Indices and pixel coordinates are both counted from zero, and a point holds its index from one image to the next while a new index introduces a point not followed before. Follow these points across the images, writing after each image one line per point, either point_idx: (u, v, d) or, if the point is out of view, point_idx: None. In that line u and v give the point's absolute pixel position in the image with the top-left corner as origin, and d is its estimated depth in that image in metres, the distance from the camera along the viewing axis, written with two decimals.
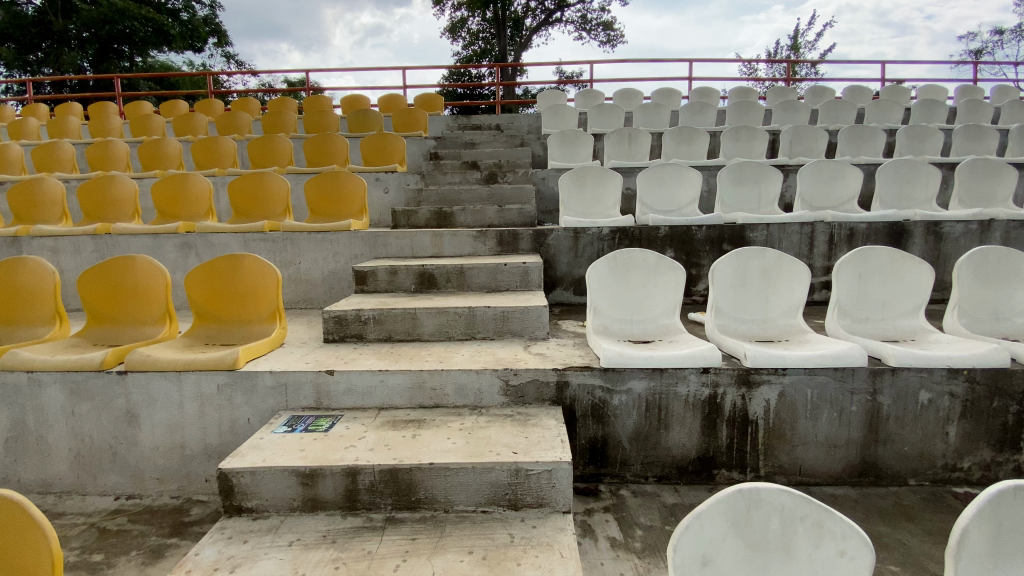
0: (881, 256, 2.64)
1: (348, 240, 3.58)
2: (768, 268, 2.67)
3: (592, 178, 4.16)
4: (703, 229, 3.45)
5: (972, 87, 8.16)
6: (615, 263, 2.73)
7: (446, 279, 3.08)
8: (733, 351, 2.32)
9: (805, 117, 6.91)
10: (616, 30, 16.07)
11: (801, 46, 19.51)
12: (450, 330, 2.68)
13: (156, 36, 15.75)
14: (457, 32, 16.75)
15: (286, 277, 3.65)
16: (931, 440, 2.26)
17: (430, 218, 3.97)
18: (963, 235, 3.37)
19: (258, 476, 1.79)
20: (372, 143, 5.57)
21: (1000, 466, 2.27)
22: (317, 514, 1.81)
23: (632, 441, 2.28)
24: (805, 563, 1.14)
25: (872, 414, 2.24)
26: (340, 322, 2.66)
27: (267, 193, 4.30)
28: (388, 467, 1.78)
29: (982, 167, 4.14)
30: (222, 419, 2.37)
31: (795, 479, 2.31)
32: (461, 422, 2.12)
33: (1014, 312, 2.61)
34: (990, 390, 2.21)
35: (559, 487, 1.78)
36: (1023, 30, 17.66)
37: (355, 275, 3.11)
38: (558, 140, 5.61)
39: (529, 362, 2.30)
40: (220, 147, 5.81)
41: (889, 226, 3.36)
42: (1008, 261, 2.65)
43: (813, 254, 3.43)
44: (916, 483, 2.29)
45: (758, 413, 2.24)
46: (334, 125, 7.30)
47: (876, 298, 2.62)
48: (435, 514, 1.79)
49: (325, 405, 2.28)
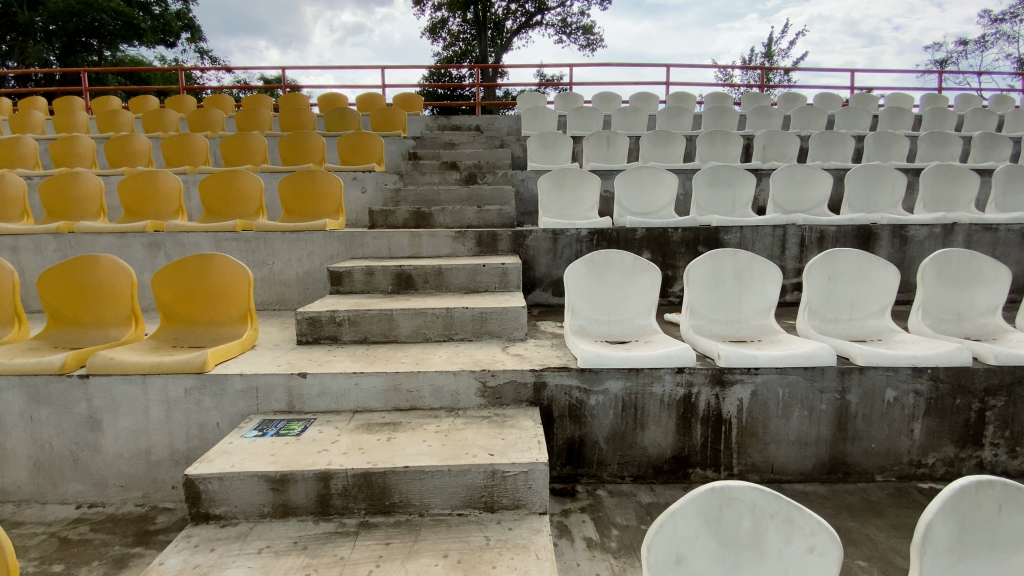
0: (849, 258, 2.71)
1: (323, 241, 3.51)
2: (741, 269, 2.72)
3: (571, 179, 4.18)
4: (679, 231, 3.49)
5: (936, 96, 8.48)
6: (592, 264, 2.75)
7: (425, 280, 3.05)
8: (707, 352, 2.35)
9: (778, 122, 7.08)
10: (596, 34, 16.23)
11: (775, 54, 20.02)
12: (427, 331, 2.65)
13: (126, 30, 15.29)
14: (437, 32, 16.69)
15: (259, 278, 3.57)
16: (897, 437, 2.32)
17: (408, 218, 3.93)
18: (927, 238, 3.48)
19: (227, 482, 1.73)
20: (350, 143, 5.50)
21: (962, 461, 2.35)
22: (288, 520, 1.76)
23: (608, 441, 2.29)
24: (776, 560, 1.15)
25: (841, 412, 2.29)
26: (314, 323, 2.60)
27: (240, 192, 4.20)
28: (362, 471, 1.74)
29: (945, 173, 4.29)
30: (190, 424, 2.30)
31: (767, 477, 2.35)
32: (437, 424, 2.09)
33: (975, 313, 2.71)
34: (952, 388, 2.28)
35: (536, 488, 1.77)
36: (985, 42, 18.46)
37: (330, 276, 3.05)
38: (537, 141, 5.62)
39: (506, 363, 2.29)
40: (192, 144, 5.66)
41: (857, 229, 3.46)
42: (970, 264, 2.74)
43: (785, 256, 3.50)
44: (883, 479, 2.35)
45: (732, 412, 2.28)
46: (311, 123, 7.17)
47: (845, 299, 2.69)
48: (410, 518, 1.76)
49: (298, 409, 2.22)
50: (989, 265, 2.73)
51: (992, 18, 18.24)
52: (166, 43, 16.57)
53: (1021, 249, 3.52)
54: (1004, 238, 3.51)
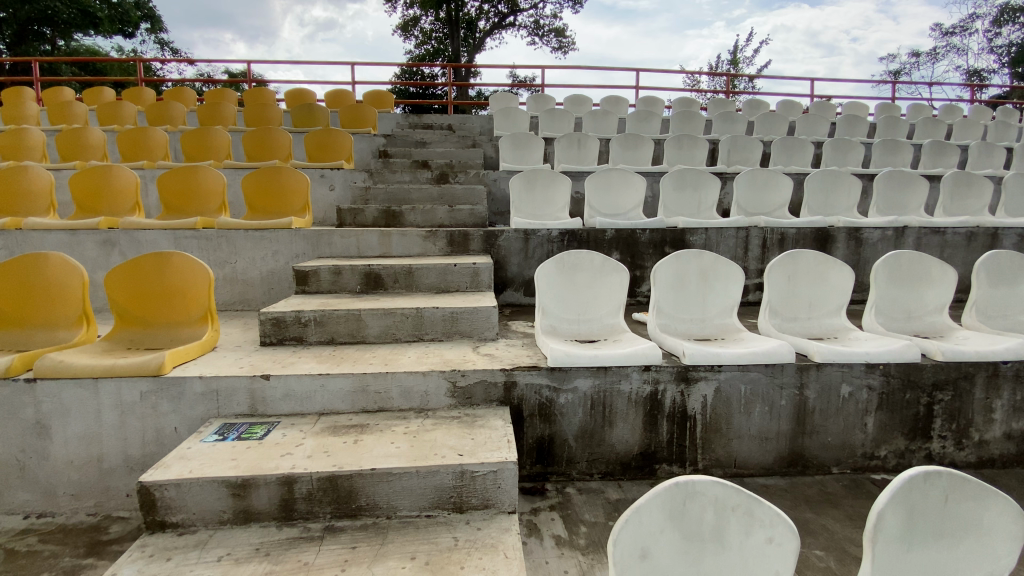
0: (808, 259, 2.81)
1: (289, 239, 3.42)
2: (705, 269, 2.78)
3: (542, 180, 4.20)
4: (647, 232, 3.56)
5: (889, 105, 8.90)
6: (563, 264, 2.77)
7: (394, 280, 3.01)
8: (673, 350, 2.40)
9: (743, 127, 7.29)
10: (568, 37, 16.39)
11: (740, 61, 20.63)
12: (396, 332, 2.61)
13: (81, 18, 14.56)
14: (409, 30, 16.52)
15: (221, 277, 3.46)
16: (852, 430, 2.42)
17: (377, 217, 3.87)
18: (880, 240, 3.64)
19: (184, 489, 1.67)
20: (317, 139, 5.38)
21: (912, 453, 2.47)
22: (250, 526, 1.71)
23: (577, 439, 2.31)
24: (737, 552, 1.18)
25: (800, 407, 2.38)
26: (278, 324, 2.54)
27: (201, 189, 4.05)
28: (327, 475, 1.70)
29: (897, 178, 4.50)
30: (145, 428, 2.20)
31: (730, 471, 2.41)
32: (406, 426, 2.06)
33: (923, 312, 2.85)
34: (903, 383, 2.40)
35: (505, 488, 1.76)
36: (936, 54, 19.47)
37: (296, 275, 2.98)
38: (509, 142, 5.62)
39: (477, 363, 2.28)
40: (150, 138, 5.43)
41: (816, 232, 3.59)
42: (919, 265, 2.89)
43: (747, 257, 3.61)
44: (839, 471, 2.45)
45: (696, 408, 2.33)
46: (277, 119, 6.99)
47: (803, 299, 2.79)
48: (377, 520, 1.73)
49: (261, 411, 2.16)
50: (937, 266, 2.88)
51: (942, 32, 19.28)
52: (124, 33, 15.82)
53: (966, 251, 3.72)
54: (951, 240, 3.70)
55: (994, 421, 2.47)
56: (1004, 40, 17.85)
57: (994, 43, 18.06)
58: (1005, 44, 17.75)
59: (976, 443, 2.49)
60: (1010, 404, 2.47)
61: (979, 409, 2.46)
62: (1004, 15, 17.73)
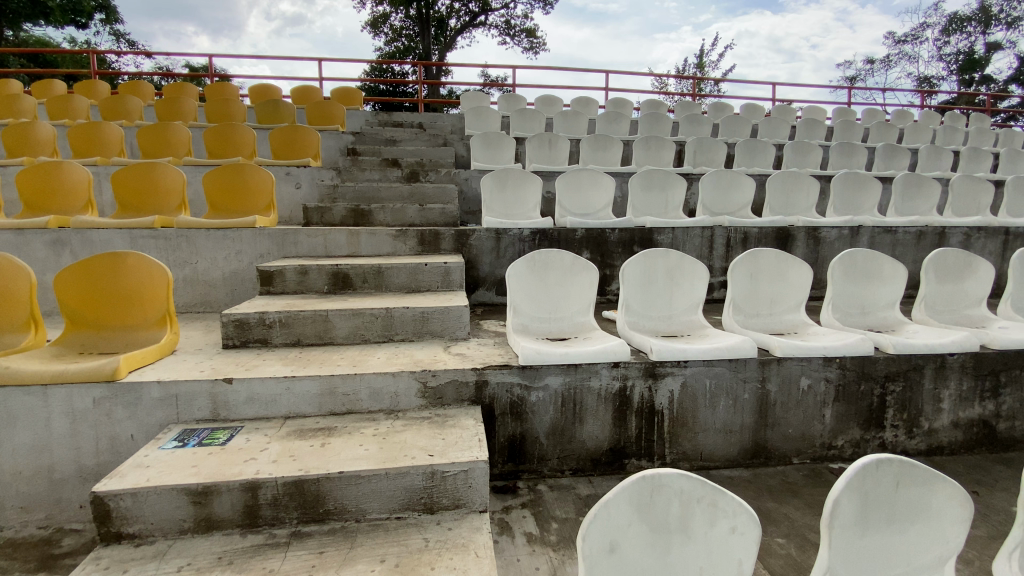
0: (769, 258, 2.91)
1: (253, 238, 3.33)
2: (672, 268, 2.84)
3: (513, 180, 4.20)
4: (616, 232, 3.61)
5: (845, 110, 9.29)
6: (533, 263, 2.78)
7: (363, 280, 2.96)
8: (641, 346, 2.45)
9: (708, 129, 7.47)
10: (539, 38, 16.47)
11: (706, 65, 21.15)
12: (365, 332, 2.57)
13: (30, 7, 13.75)
14: (379, 27, 16.25)
15: (181, 278, 3.34)
16: (811, 422, 2.51)
17: (345, 216, 3.80)
18: (837, 239, 3.79)
19: (141, 498, 1.60)
20: (282, 136, 5.25)
21: (867, 442, 2.58)
22: (212, 535, 1.66)
23: (548, 436, 2.33)
24: (702, 542, 1.22)
25: (762, 400, 2.45)
26: (241, 326, 2.46)
27: (159, 186, 3.89)
28: (293, 480, 1.66)
29: (852, 180, 4.70)
30: (100, 437, 2.11)
31: (696, 463, 2.47)
32: (375, 428, 2.03)
33: (878, 307, 2.98)
34: (858, 375, 2.50)
35: (475, 487, 1.76)
36: (889, 61, 20.41)
37: (260, 275, 2.89)
38: (480, 141, 5.60)
39: (448, 362, 2.27)
40: (104, 133, 5.19)
41: (777, 231, 3.70)
42: (872, 262, 3.02)
43: (712, 255, 3.70)
44: (800, 462, 2.54)
45: (663, 403, 2.38)
46: (240, 115, 6.78)
47: (765, 296, 2.88)
48: (346, 524, 1.70)
49: (223, 416, 2.09)
50: (888, 264, 3.02)
51: (895, 40, 20.25)
52: (76, 24, 15.01)
53: (916, 249, 3.91)
54: (902, 239, 3.88)
55: (942, 410, 2.61)
56: (952, 49, 18.85)
57: (943, 51, 19.03)
58: (953, 52, 18.73)
59: (926, 431, 2.62)
60: (957, 394, 2.61)
61: (928, 399, 2.59)
62: (952, 24, 18.74)
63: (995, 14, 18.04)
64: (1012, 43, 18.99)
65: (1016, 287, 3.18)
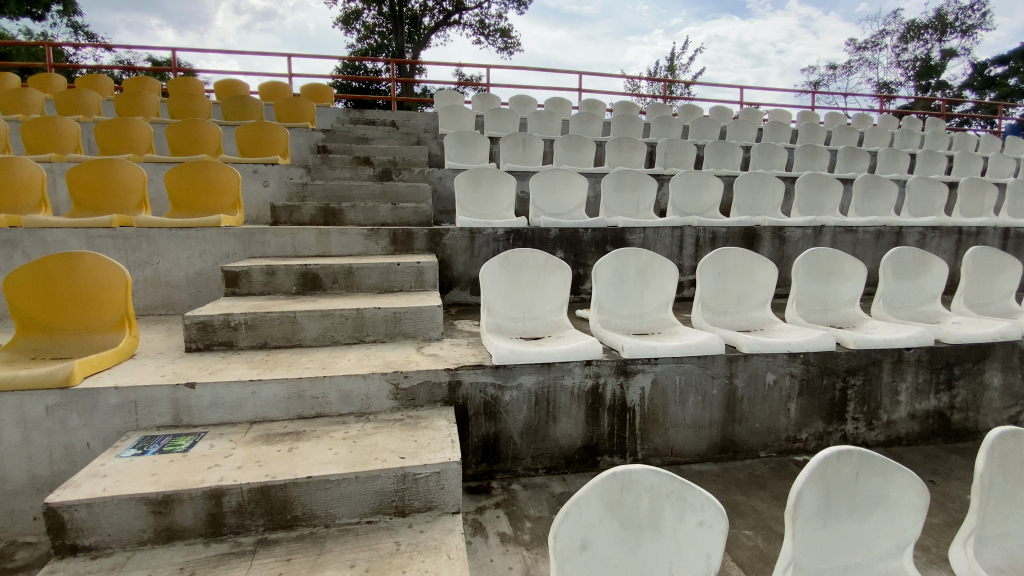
0: (736, 257, 2.98)
1: (218, 238, 3.23)
2: (643, 267, 2.88)
3: (487, 179, 4.19)
4: (589, 231, 3.64)
5: (809, 113, 9.60)
6: (507, 263, 2.77)
7: (333, 280, 2.91)
8: (613, 345, 2.48)
9: (679, 131, 7.61)
10: (514, 38, 16.49)
11: (677, 68, 21.55)
12: (336, 334, 2.52)
13: None
14: (351, 24, 15.99)
15: (142, 279, 3.21)
16: (777, 416, 2.58)
17: (315, 215, 3.72)
18: (801, 238, 3.91)
19: (97, 509, 1.53)
20: (249, 133, 5.11)
21: (829, 435, 2.67)
22: (173, 545, 1.60)
23: (522, 435, 2.33)
24: (671, 536, 1.23)
25: (730, 396, 2.51)
26: (205, 328, 2.38)
27: (118, 183, 3.74)
28: (259, 485, 1.61)
29: (815, 181, 4.86)
30: (53, 446, 2.01)
31: (667, 459, 2.51)
32: (345, 431, 1.99)
33: (839, 304, 3.08)
34: (821, 370, 2.59)
35: (448, 488, 1.74)
36: (850, 67, 21.20)
37: (225, 276, 2.81)
38: (454, 140, 5.57)
39: (420, 363, 2.24)
40: (59, 128, 4.95)
41: (744, 231, 3.79)
42: (833, 261, 3.12)
43: (682, 255, 3.77)
44: (766, 455, 2.61)
45: (635, 400, 2.41)
46: (205, 110, 6.57)
47: (733, 294, 2.94)
48: (315, 530, 1.67)
49: (185, 422, 2.02)
50: (848, 262, 3.13)
51: (856, 46, 21.06)
52: (32, 15, 14.32)
53: (875, 248, 4.07)
54: (862, 238, 4.03)
55: (900, 403, 2.72)
56: (910, 56, 19.70)
57: (901, 57, 19.85)
58: (911, 59, 19.57)
59: (885, 423, 2.73)
60: (913, 387, 2.72)
61: (887, 392, 2.69)
62: (910, 32, 19.59)
63: (950, 21, 18.95)
64: (965, 50, 19.94)
65: (968, 283, 3.34)
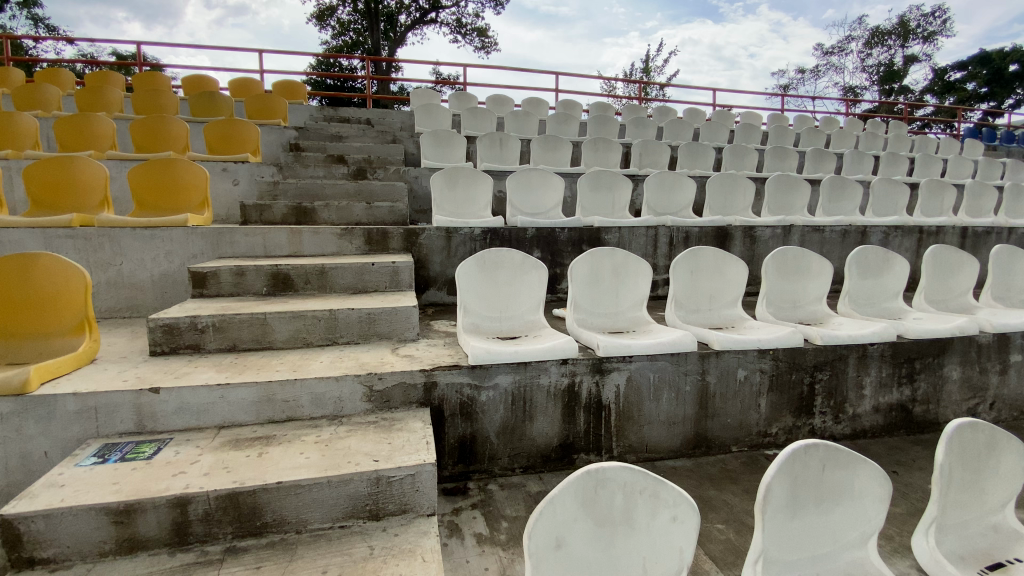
0: (708, 256, 3.03)
1: (185, 238, 3.13)
2: (618, 266, 2.91)
3: (463, 178, 4.17)
4: (566, 231, 3.66)
5: (779, 115, 9.84)
6: (483, 262, 2.76)
7: (305, 281, 2.85)
8: (589, 343, 2.49)
9: (654, 132, 7.73)
10: (491, 38, 16.47)
11: (652, 71, 21.86)
12: (308, 336, 2.47)
13: None
14: (325, 20, 15.74)
15: (104, 280, 3.09)
16: (748, 411, 2.64)
17: (287, 214, 3.65)
18: (771, 238, 4.00)
19: (54, 520, 1.46)
20: (218, 130, 4.98)
21: (798, 429, 2.75)
22: (136, 556, 1.55)
23: (498, 435, 2.32)
24: (645, 532, 1.25)
25: (703, 392, 2.55)
26: (171, 331, 2.31)
27: (78, 181, 3.59)
28: (226, 492, 1.56)
29: (784, 182, 4.99)
30: (8, 455, 1.92)
31: (642, 456, 2.54)
32: (317, 435, 1.96)
33: (807, 301, 3.17)
34: (790, 366, 2.65)
35: (423, 490, 1.73)
36: (817, 72, 21.83)
37: (192, 276, 2.72)
38: (430, 140, 5.52)
39: (395, 364, 2.22)
40: (16, 124, 4.73)
41: (716, 230, 3.86)
42: (801, 260, 3.20)
43: (656, 254, 3.82)
44: (738, 450, 2.66)
45: (610, 398, 2.43)
46: (173, 107, 6.37)
47: (705, 292, 3.00)
48: (286, 536, 1.64)
49: (149, 428, 1.95)
50: (816, 260, 3.22)
51: (823, 51, 21.71)
52: None
53: (841, 247, 4.20)
54: (829, 238, 4.15)
55: (865, 396, 2.81)
56: (874, 61, 20.39)
57: (865, 63, 20.52)
58: (875, 64, 20.25)
59: (850, 417, 2.82)
60: (877, 381, 2.81)
61: (853, 386, 2.78)
62: (874, 38, 20.25)
63: (913, 28, 19.66)
64: (925, 56, 20.73)
65: (928, 281, 3.47)
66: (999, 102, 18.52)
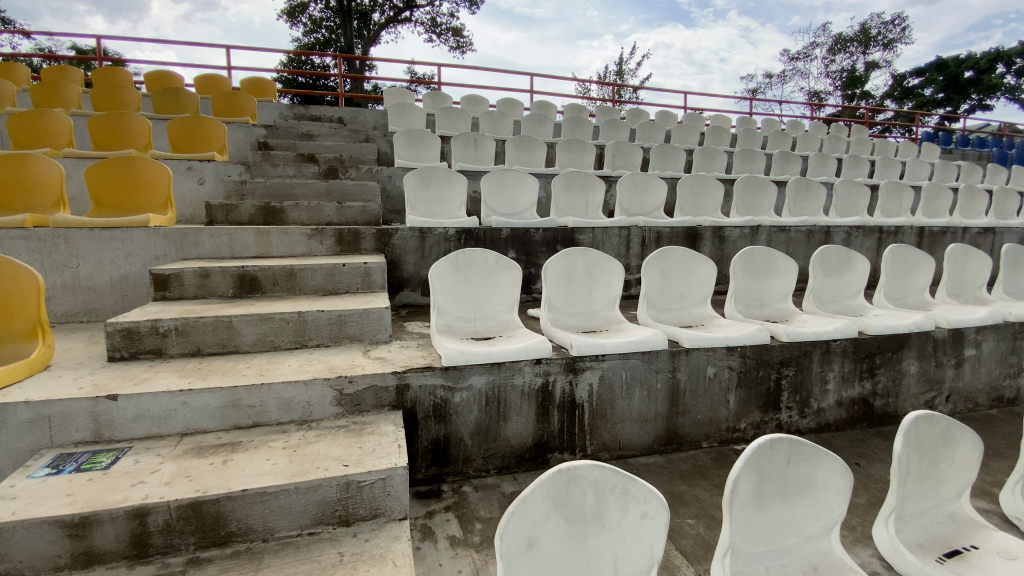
0: (679, 256, 3.08)
1: (146, 239, 3.02)
2: (590, 266, 2.93)
3: (437, 178, 4.14)
4: (540, 231, 3.67)
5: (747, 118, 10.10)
6: (456, 263, 2.74)
7: (273, 282, 2.78)
8: (562, 343, 2.51)
9: (627, 134, 7.83)
10: (466, 38, 16.41)
11: (625, 74, 22.15)
12: (276, 339, 2.42)
13: None
14: (296, 17, 15.43)
15: (60, 283, 2.96)
16: (718, 408, 2.69)
17: (255, 214, 3.56)
18: (740, 238, 4.10)
19: (3, 534, 1.39)
20: (182, 127, 4.82)
21: (765, 424, 2.82)
22: (93, 569, 1.49)
23: (472, 436, 2.31)
24: (616, 529, 1.26)
25: (674, 389, 2.59)
26: (131, 335, 2.22)
27: (31, 179, 3.42)
28: (188, 501, 1.51)
29: (752, 183, 5.11)
30: None
31: (616, 453, 2.56)
32: (285, 440, 1.91)
33: (773, 299, 3.26)
34: (757, 362, 2.72)
35: (394, 494, 1.71)
36: (784, 77, 22.49)
37: (153, 279, 2.63)
38: (403, 139, 5.47)
39: (366, 367, 2.18)
40: None
41: (687, 230, 3.93)
42: (768, 259, 3.28)
43: (629, 254, 3.87)
44: (708, 445, 2.72)
45: (584, 396, 2.44)
46: (134, 103, 6.15)
47: (675, 291, 3.05)
48: (252, 545, 1.60)
49: (107, 437, 1.87)
50: (781, 259, 3.31)
51: (790, 57, 22.38)
52: None
53: (806, 246, 4.33)
54: (795, 238, 4.28)
55: (829, 391, 2.90)
56: (837, 67, 21.11)
57: (829, 68, 21.24)
58: (838, 70, 20.97)
59: (815, 411, 2.91)
60: (840, 376, 2.91)
61: (817, 381, 2.87)
62: (837, 44, 20.94)
63: (873, 35, 20.41)
64: (885, 63, 21.57)
65: (887, 279, 3.61)
66: (955, 108, 19.37)
